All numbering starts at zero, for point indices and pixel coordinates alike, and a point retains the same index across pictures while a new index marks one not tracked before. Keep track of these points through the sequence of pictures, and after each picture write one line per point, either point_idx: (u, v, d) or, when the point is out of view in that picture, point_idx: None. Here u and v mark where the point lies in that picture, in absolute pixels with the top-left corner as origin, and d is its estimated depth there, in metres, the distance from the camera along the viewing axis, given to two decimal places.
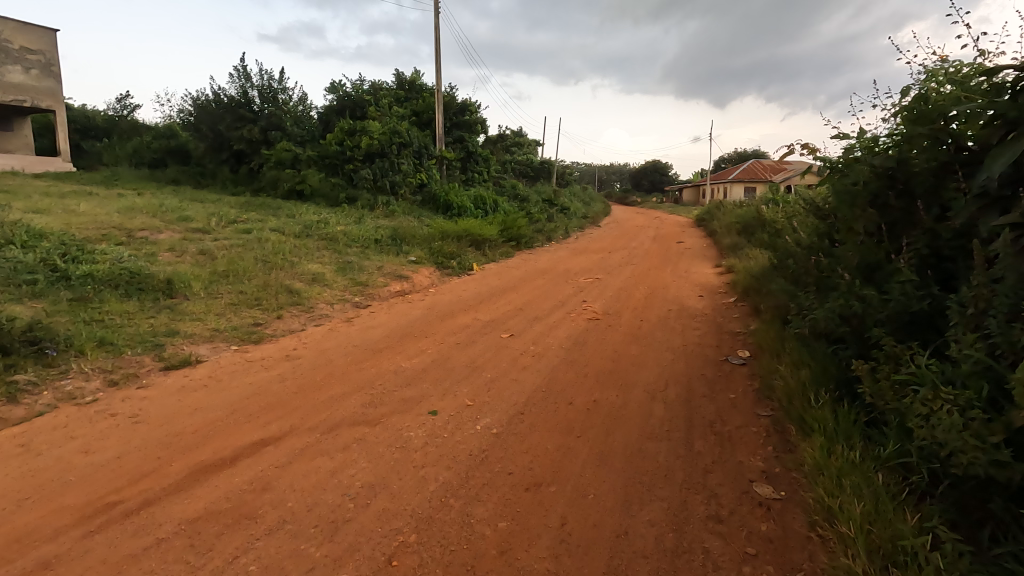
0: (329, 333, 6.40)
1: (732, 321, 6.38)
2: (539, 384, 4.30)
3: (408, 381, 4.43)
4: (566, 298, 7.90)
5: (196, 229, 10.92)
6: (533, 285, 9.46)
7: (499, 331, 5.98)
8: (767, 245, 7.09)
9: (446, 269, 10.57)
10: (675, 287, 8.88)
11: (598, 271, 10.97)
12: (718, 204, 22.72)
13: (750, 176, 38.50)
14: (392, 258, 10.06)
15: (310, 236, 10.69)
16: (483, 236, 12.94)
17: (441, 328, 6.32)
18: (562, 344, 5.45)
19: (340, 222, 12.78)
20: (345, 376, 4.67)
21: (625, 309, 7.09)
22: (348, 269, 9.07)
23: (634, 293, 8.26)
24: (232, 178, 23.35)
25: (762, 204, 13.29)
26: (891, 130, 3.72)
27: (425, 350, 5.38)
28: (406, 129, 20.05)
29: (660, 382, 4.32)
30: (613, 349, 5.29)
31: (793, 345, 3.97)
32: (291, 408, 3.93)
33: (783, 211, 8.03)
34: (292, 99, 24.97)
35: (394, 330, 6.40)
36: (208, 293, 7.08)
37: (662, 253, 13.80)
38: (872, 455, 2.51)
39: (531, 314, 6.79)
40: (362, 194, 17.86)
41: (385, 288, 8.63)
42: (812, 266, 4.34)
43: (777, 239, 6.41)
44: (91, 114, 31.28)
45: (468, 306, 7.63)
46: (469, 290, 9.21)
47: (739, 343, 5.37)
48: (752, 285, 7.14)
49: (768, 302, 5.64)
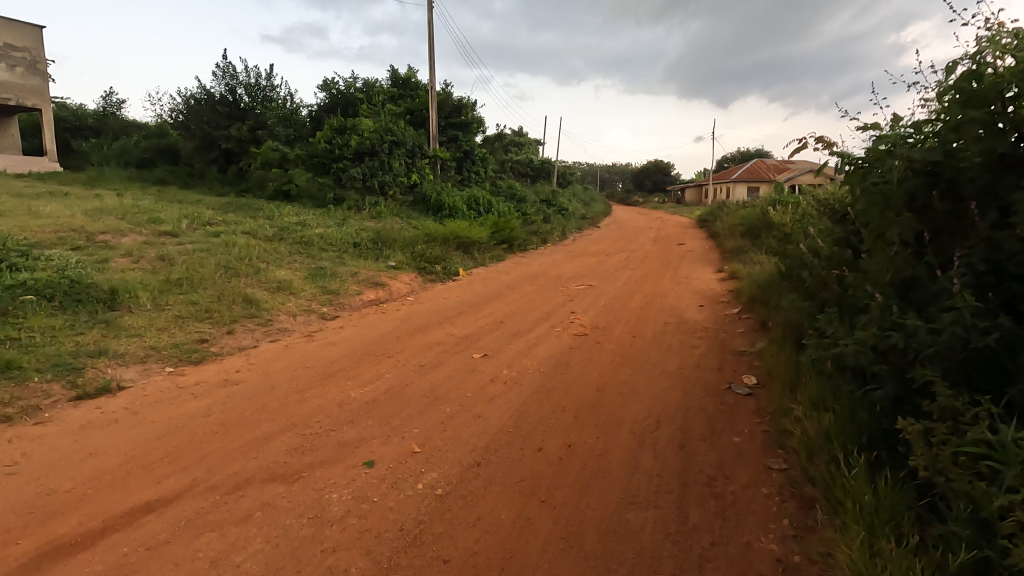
0: (284, 350, 5.73)
1: (737, 338, 5.66)
2: (506, 422, 3.61)
3: (353, 416, 3.74)
4: (553, 309, 7.20)
5: (161, 232, 10.23)
6: (521, 293, 8.76)
7: (472, 350, 5.29)
8: (775, 251, 6.37)
9: (428, 275, 9.88)
10: (674, 295, 8.18)
11: (592, 276, 10.29)
12: (722, 203, 21.95)
13: (753, 176, 37.73)
14: (371, 264, 9.38)
15: (284, 239, 10.00)
16: (471, 240, 12.24)
17: (409, 345, 5.63)
18: (540, 367, 4.75)
19: (321, 225, 12.09)
20: (282, 408, 3.99)
21: (616, 322, 6.37)
22: (320, 275, 8.41)
23: (629, 303, 7.54)
24: (220, 178, 22.69)
25: (767, 205, 12.56)
26: (930, 116, 3.01)
27: (384, 373, 4.69)
28: (397, 128, 19.38)
29: (650, 419, 3.62)
30: (599, 374, 4.59)
31: (812, 379, 3.26)
32: (203, 454, 3.25)
33: (794, 213, 7.28)
34: (283, 97, 24.33)
35: (357, 347, 5.72)
36: (156, 304, 6.41)
37: (662, 256, 13.07)
38: (932, 561, 1.82)
39: (511, 329, 6.09)
40: (350, 194, 17.18)
41: (358, 297, 7.95)
42: (833, 280, 3.64)
43: (787, 244, 5.69)
44: (81, 113, 30.63)
45: (444, 318, 6.94)
46: (450, 298, 8.51)
47: (743, 366, 4.68)
48: (759, 295, 6.42)
49: (778, 318, 4.92)
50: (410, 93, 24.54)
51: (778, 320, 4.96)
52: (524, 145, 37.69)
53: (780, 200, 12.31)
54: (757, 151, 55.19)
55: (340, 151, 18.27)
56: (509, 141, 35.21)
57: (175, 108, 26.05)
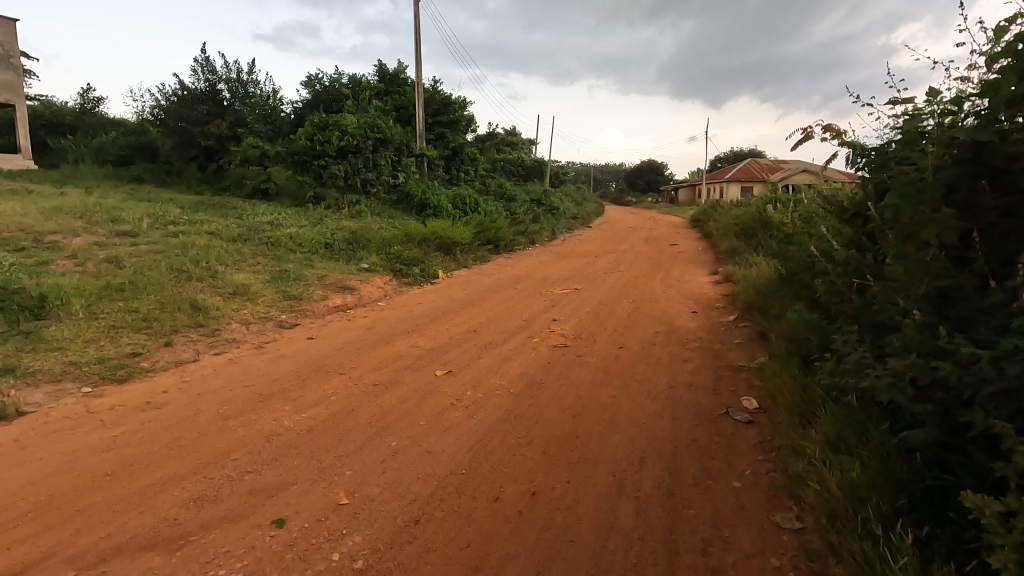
0: (227, 365, 5.09)
1: (734, 350, 5.08)
2: (461, 461, 3.01)
3: (278, 453, 3.12)
4: (533, 316, 6.59)
5: (118, 233, 9.54)
6: (501, 298, 8.15)
7: (436, 365, 4.68)
8: (775, 254, 5.78)
9: (404, 278, 9.24)
10: (665, 300, 7.60)
11: (579, 279, 9.72)
12: (716, 203, 21.41)
13: (747, 176, 37.31)
14: (341, 266, 8.76)
15: (249, 240, 9.33)
16: (453, 240, 11.62)
17: (366, 360, 5.00)
18: (510, 387, 4.14)
19: (293, 224, 11.42)
20: (199, 441, 3.35)
21: (601, 332, 5.77)
22: (283, 279, 7.77)
23: (616, 310, 6.94)
24: (199, 177, 21.96)
25: (764, 204, 12.01)
26: (976, 91, 2.41)
27: (330, 395, 4.07)
28: (383, 124, 18.69)
29: (632, 457, 3.03)
30: (577, 395, 4.00)
31: (828, 414, 2.68)
32: (78, 509, 2.63)
33: (796, 213, 6.70)
34: (265, 94, 23.60)
35: (310, 362, 5.09)
36: (88, 312, 5.75)
37: (654, 258, 12.50)
38: None
39: (484, 340, 5.48)
40: (330, 193, 16.53)
41: (323, 303, 7.31)
42: (850, 291, 3.06)
43: (790, 246, 5.11)
44: (57, 109, 29.66)
45: (414, 328, 6.31)
46: (424, 304, 7.88)
47: (742, 385, 4.10)
48: (758, 302, 5.83)
49: (781, 331, 4.34)
50: (397, 89, 23.77)
51: (781, 333, 4.38)
52: (515, 143, 37.03)
53: (778, 199, 11.75)
54: (751, 151, 54.79)
55: (321, 147, 17.46)
56: (500, 139, 34.55)
57: (153, 103, 25.21)
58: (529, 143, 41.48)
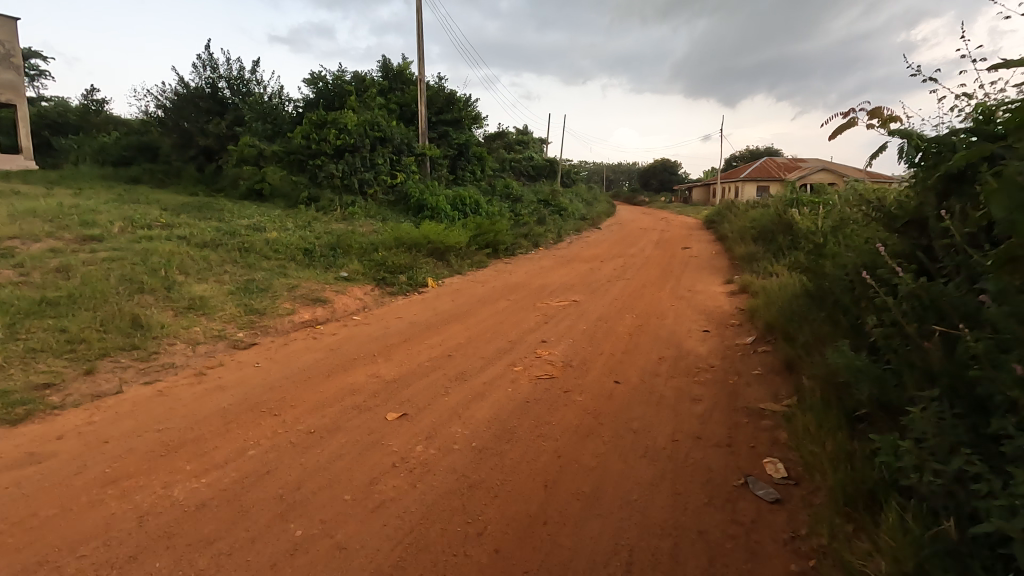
0: (153, 397, 4.33)
1: (754, 386, 4.22)
2: (379, 569, 2.22)
3: (142, 547, 2.35)
4: (521, 336, 5.75)
5: (85, 238, 8.87)
6: (490, 311, 7.34)
7: (390, 405, 3.88)
8: (802, 268, 4.88)
9: (387, 288, 8.46)
10: (674, 315, 6.73)
11: (580, 288, 8.88)
12: (731, 203, 20.35)
13: (763, 175, 36.11)
14: (317, 275, 8.02)
15: (221, 245, 8.60)
16: (446, 245, 10.82)
17: (312, 394, 4.22)
18: (472, 439, 3.34)
19: (277, 227, 10.70)
20: (53, 523, 2.58)
21: (595, 359, 4.93)
22: (248, 290, 7.04)
23: (616, 327, 6.09)
24: (197, 177, 21.46)
25: (785, 206, 11.03)
26: None
27: (248, 448, 3.27)
28: (384, 122, 17.94)
29: (614, 566, 2.24)
30: (554, 452, 3.18)
31: (898, 527, 1.83)
32: None
33: (825, 220, 5.78)
34: (266, 92, 23.07)
35: (247, 395, 4.32)
36: (10, 332, 5.05)
37: (664, 263, 11.62)
38: None
39: (456, 369, 4.67)
40: (324, 194, 15.86)
41: (288, 318, 6.55)
42: (920, 337, 2.19)
43: (825, 261, 4.22)
44: (64, 109, 29.42)
45: (382, 349, 5.52)
46: (404, 319, 7.09)
47: (766, 442, 3.25)
48: (781, 324, 4.93)
49: (814, 370, 3.46)
50: (400, 86, 22.87)
51: (814, 372, 3.51)
52: (524, 142, 36.17)
53: (800, 201, 10.75)
54: (767, 149, 53.31)
55: (317, 146, 16.68)
56: (509, 138, 33.68)
57: (155, 102, 24.78)
58: (540, 142, 40.57)
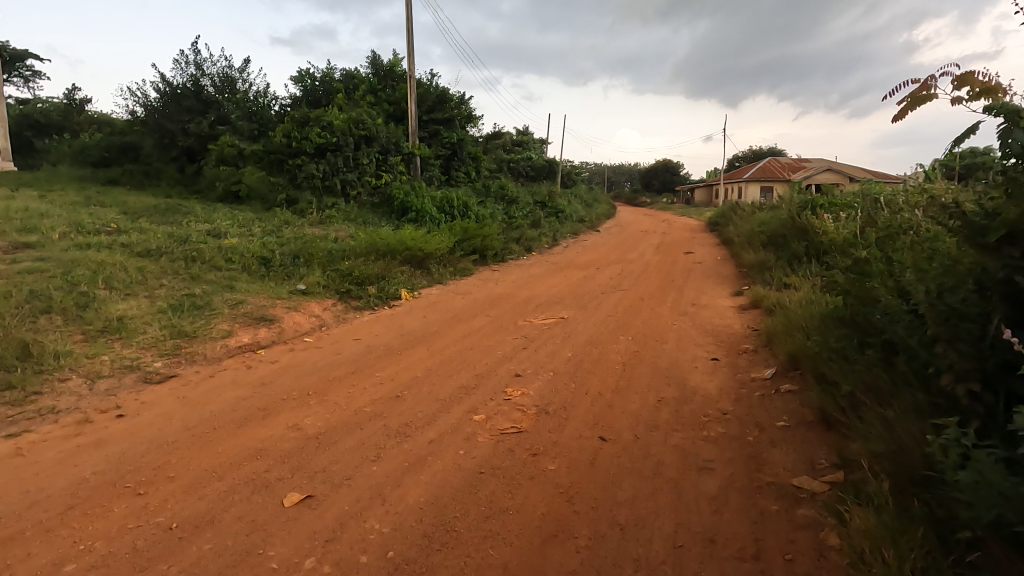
0: (4, 459, 3.35)
1: (781, 446, 3.24)
2: None
3: None
4: (491, 368, 4.76)
5: (15, 245, 7.89)
6: (464, 331, 6.36)
7: (299, 478, 2.91)
8: (837, 288, 3.90)
9: (352, 302, 7.51)
10: (675, 337, 5.76)
11: (571, 302, 7.91)
12: (734, 204, 19.35)
13: (767, 175, 35.08)
14: (270, 288, 7.07)
15: (165, 254, 7.62)
16: (425, 251, 9.83)
17: (205, 457, 3.23)
18: (391, 544, 2.36)
19: (239, 233, 9.71)
20: None
21: (577, 404, 3.94)
22: (182, 308, 6.06)
23: (607, 355, 5.11)
24: (176, 179, 20.50)
25: (797, 208, 10.01)
26: None
27: (69, 561, 2.30)
28: (370, 120, 16.97)
29: None
30: (504, 570, 2.22)
31: None
32: None
33: (860, 228, 4.77)
34: (251, 89, 22.07)
35: (123, 455, 3.33)
36: None
37: (665, 271, 10.64)
38: None
39: (401, 419, 3.68)
40: (303, 196, 14.89)
41: (222, 342, 5.56)
42: None
43: (874, 284, 3.23)
44: (46, 109, 28.43)
45: (321, 385, 4.54)
46: (362, 341, 6.10)
47: (810, 553, 2.28)
48: (810, 358, 3.94)
49: (874, 444, 2.49)
50: (391, 83, 21.61)
51: (873, 446, 2.52)
52: (522, 143, 35.23)
53: (815, 203, 9.70)
54: (770, 148, 52.33)
55: (298, 144, 15.68)
56: (507, 139, 32.77)
57: (137, 101, 23.78)
58: (539, 142, 39.55)
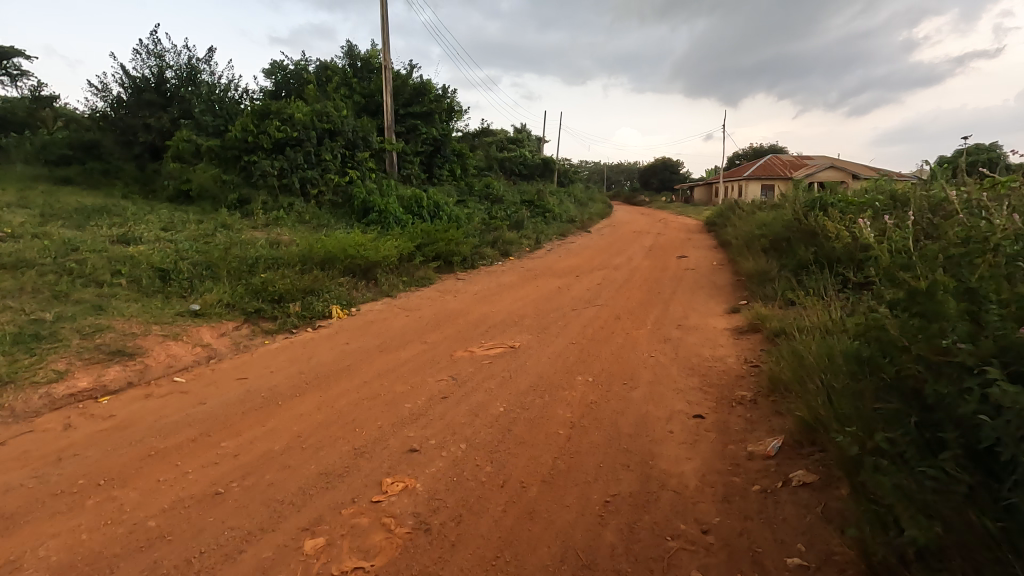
0: None
1: None
2: None
3: None
4: (382, 435, 3.38)
5: None
6: (384, 367, 4.96)
7: None
8: (871, 328, 2.52)
9: (263, 325, 6.16)
10: (649, 378, 4.40)
11: (533, 322, 6.52)
12: (733, 203, 17.95)
13: (768, 173, 33.66)
14: (152, 311, 5.69)
15: (36, 268, 6.26)
16: (370, 260, 8.44)
17: None
18: None
19: (155, 239, 8.32)
20: None
21: (482, 510, 2.57)
22: (11, 340, 4.67)
23: (552, 410, 3.74)
24: (135, 178, 19.05)
25: (804, 207, 8.60)
26: None
27: None
28: (336, 112, 15.53)
29: None
30: None
31: None
32: None
33: (900, 237, 3.38)
34: (218, 82, 20.60)
35: None
36: None
37: (653, 280, 9.25)
38: None
39: (187, 550, 2.31)
40: (257, 196, 13.56)
41: (48, 389, 4.20)
42: None
43: (954, 340, 1.86)
44: (11, 105, 26.93)
45: (133, 464, 3.18)
46: (249, 381, 4.74)
47: None
48: (835, 438, 2.56)
49: None
50: (367, 75, 20.05)
51: None
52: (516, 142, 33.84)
53: (825, 201, 8.31)
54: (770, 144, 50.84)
55: (254, 139, 14.33)
56: (497, 137, 31.30)
57: (99, 97, 22.31)
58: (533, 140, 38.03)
